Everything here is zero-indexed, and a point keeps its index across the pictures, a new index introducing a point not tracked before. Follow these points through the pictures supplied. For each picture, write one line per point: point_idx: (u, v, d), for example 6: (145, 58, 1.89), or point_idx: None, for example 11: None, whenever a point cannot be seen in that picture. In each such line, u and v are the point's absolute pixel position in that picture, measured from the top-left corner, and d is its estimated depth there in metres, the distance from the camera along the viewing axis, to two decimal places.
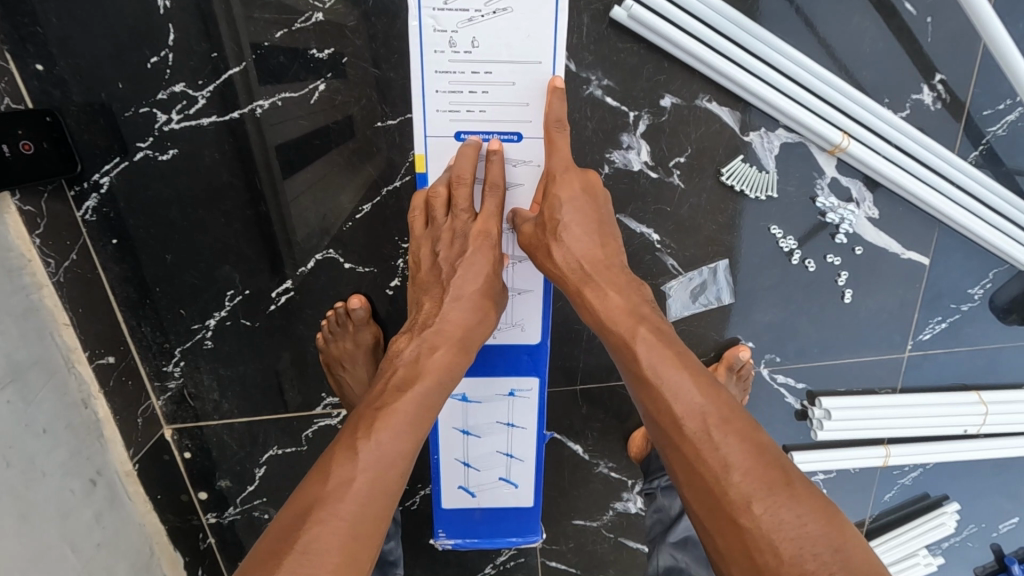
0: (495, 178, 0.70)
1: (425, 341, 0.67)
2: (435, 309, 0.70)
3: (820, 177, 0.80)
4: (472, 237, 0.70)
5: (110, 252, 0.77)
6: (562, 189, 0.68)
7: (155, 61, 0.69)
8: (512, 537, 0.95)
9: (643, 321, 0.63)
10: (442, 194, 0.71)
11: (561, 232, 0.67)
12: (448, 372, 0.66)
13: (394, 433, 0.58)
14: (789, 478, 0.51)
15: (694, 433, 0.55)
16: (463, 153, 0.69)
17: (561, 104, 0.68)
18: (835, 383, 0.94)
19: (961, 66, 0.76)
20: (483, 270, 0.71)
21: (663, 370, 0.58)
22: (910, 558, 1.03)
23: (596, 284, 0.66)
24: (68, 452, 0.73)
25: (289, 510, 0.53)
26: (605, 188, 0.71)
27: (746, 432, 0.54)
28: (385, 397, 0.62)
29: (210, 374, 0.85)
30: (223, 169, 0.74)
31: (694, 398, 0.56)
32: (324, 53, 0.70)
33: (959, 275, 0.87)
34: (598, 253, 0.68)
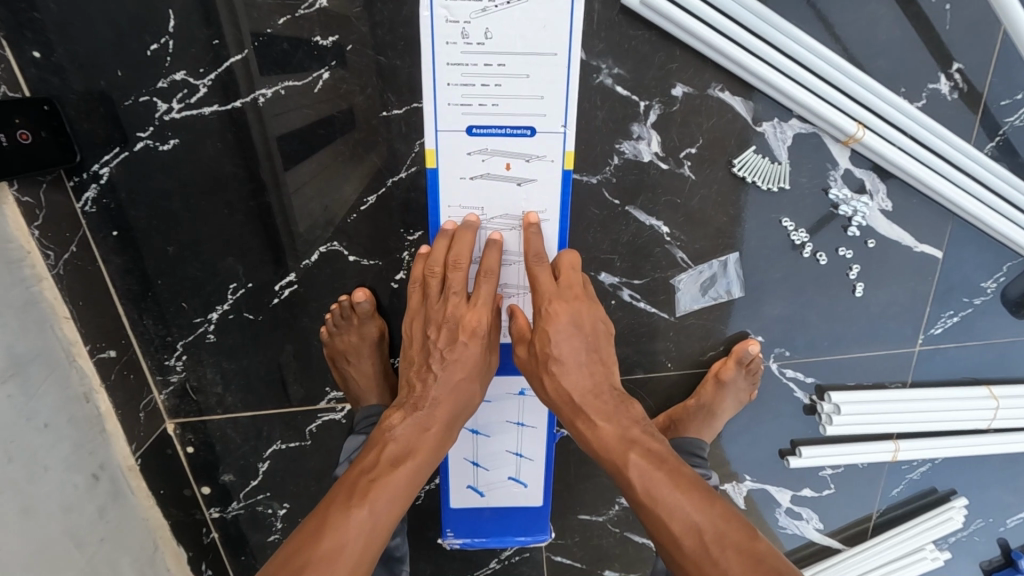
0: (490, 265, 0.74)
1: (417, 420, 0.72)
2: (425, 391, 0.74)
3: (833, 168, 0.78)
4: (463, 324, 0.74)
5: (111, 244, 0.76)
6: (551, 325, 0.72)
7: (155, 48, 0.67)
8: (521, 536, 0.95)
9: (633, 446, 0.67)
10: (437, 275, 0.74)
11: (554, 367, 0.72)
12: (434, 452, 0.73)
13: (386, 502, 0.66)
14: None
15: (694, 551, 0.60)
16: (461, 236, 0.73)
17: (538, 239, 0.74)
18: (844, 378, 0.93)
19: (979, 56, 0.74)
20: (472, 360, 0.75)
21: (658, 493, 0.63)
22: (916, 553, 1.01)
23: (586, 415, 0.71)
24: (71, 446, 0.72)
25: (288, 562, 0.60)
26: (599, 310, 0.75)
27: (743, 543, 0.58)
28: (379, 468, 0.68)
29: (213, 368, 0.84)
30: (226, 160, 0.73)
31: (689, 516, 0.61)
32: (328, 41, 0.68)
33: (972, 268, 0.86)
34: (588, 382, 0.72)
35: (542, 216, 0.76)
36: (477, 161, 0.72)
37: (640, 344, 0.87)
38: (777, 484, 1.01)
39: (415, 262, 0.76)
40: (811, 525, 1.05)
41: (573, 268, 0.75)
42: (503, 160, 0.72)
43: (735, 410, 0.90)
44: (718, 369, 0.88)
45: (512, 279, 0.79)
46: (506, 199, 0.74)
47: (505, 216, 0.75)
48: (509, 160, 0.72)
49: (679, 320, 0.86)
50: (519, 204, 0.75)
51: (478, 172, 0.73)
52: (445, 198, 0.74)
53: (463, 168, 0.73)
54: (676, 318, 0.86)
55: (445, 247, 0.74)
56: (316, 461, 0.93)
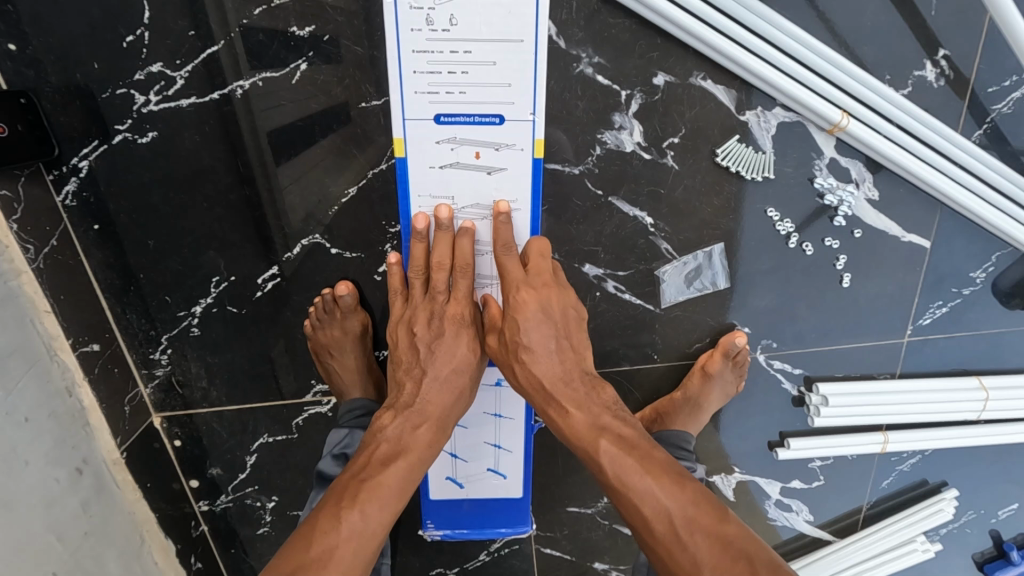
0: (464, 262, 0.74)
1: (409, 420, 0.72)
2: (415, 391, 0.74)
3: (818, 157, 0.77)
4: (447, 319, 0.75)
5: (92, 238, 0.76)
6: (520, 314, 0.72)
7: (131, 40, 0.67)
8: (502, 528, 0.95)
9: (604, 432, 0.67)
10: (420, 276, 0.76)
11: (524, 355, 0.72)
12: (428, 450, 0.72)
13: (379, 504, 0.65)
14: (754, 563, 0.56)
15: (664, 536, 0.60)
16: (441, 239, 0.74)
17: (507, 228, 0.74)
18: (833, 369, 0.92)
19: (966, 41, 0.73)
20: (459, 355, 0.75)
21: (629, 479, 0.63)
22: (906, 545, 1.01)
23: (557, 402, 0.70)
24: (52, 441, 0.72)
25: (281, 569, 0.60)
26: (570, 297, 0.75)
27: (711, 526, 0.59)
28: (369, 469, 0.68)
29: (198, 362, 0.84)
30: (205, 153, 0.73)
31: (660, 502, 0.61)
32: (305, 31, 0.67)
33: (961, 258, 0.85)
34: (558, 369, 0.72)
35: (514, 205, 0.75)
36: (446, 150, 0.72)
37: (627, 336, 0.87)
38: (766, 476, 1.00)
39: (391, 274, 0.78)
40: (801, 517, 1.04)
41: (541, 258, 0.75)
42: (472, 147, 0.71)
43: (722, 403, 0.89)
44: (704, 361, 0.87)
45: (484, 270, 0.79)
46: (477, 187, 0.74)
47: (476, 205, 0.75)
48: (478, 148, 0.72)
49: (665, 312, 0.86)
50: (489, 193, 0.74)
51: (448, 161, 0.72)
52: (415, 188, 0.73)
53: (432, 158, 0.72)
54: (662, 310, 0.85)
55: (423, 251, 0.75)
56: (303, 454, 0.93)
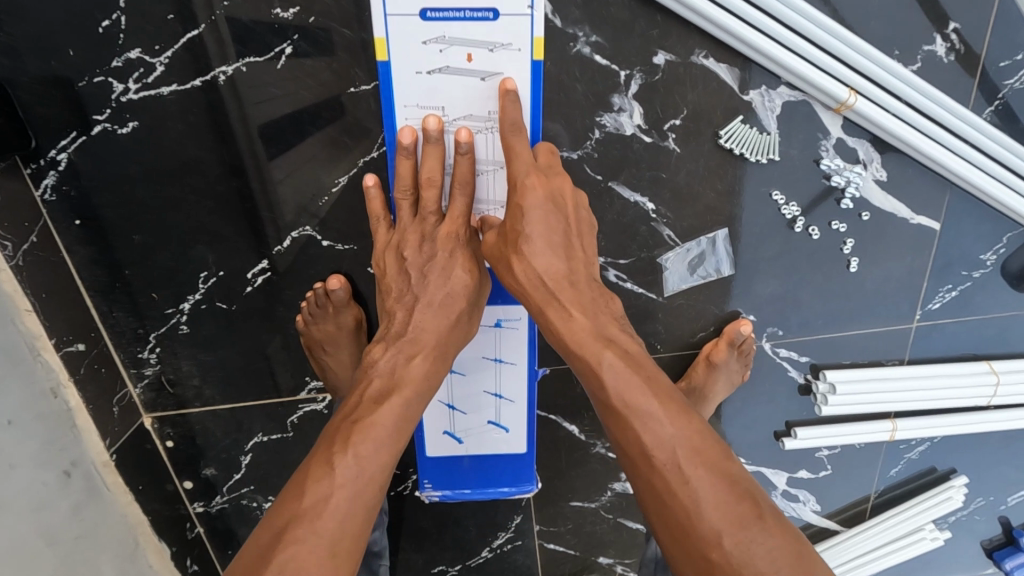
0: (464, 175, 0.67)
1: (402, 351, 0.66)
2: (407, 318, 0.68)
3: (825, 138, 0.75)
4: (442, 240, 0.69)
5: (74, 234, 0.73)
6: (523, 199, 0.64)
7: (107, 25, 0.64)
8: (503, 486, 0.91)
9: (608, 344, 0.59)
10: (409, 193, 0.69)
11: (523, 246, 0.64)
12: (425, 383, 0.65)
13: (375, 445, 0.57)
14: (759, 508, 0.50)
15: (664, 467, 0.53)
16: (430, 152, 0.66)
17: (515, 109, 0.64)
18: (839, 356, 0.90)
19: (978, 14, 0.70)
20: (454, 280, 0.69)
21: (632, 399, 0.55)
22: (915, 533, 0.99)
23: (560, 303, 0.62)
24: (39, 444, 0.70)
25: (266, 528, 0.53)
26: (581, 195, 0.67)
27: (717, 462, 0.52)
28: (361, 408, 0.61)
29: (188, 360, 0.82)
30: (189, 143, 0.70)
31: (665, 429, 0.54)
32: (289, 12, 0.64)
33: (971, 240, 0.83)
34: (563, 266, 0.64)
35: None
36: (434, 53, 0.63)
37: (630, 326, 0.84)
38: (772, 467, 0.99)
39: (370, 199, 0.70)
40: (808, 507, 1.02)
41: (550, 153, 0.67)
42: (463, 54, 0.63)
43: (728, 393, 0.87)
44: (708, 351, 0.85)
45: (484, 193, 0.71)
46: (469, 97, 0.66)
47: (469, 117, 0.67)
48: (470, 50, 0.63)
49: (668, 301, 0.83)
50: (483, 101, 0.66)
51: (436, 67, 0.64)
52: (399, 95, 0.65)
53: (417, 61, 0.64)
54: (665, 298, 0.83)
55: (410, 168, 0.68)
56: (299, 452, 0.90)
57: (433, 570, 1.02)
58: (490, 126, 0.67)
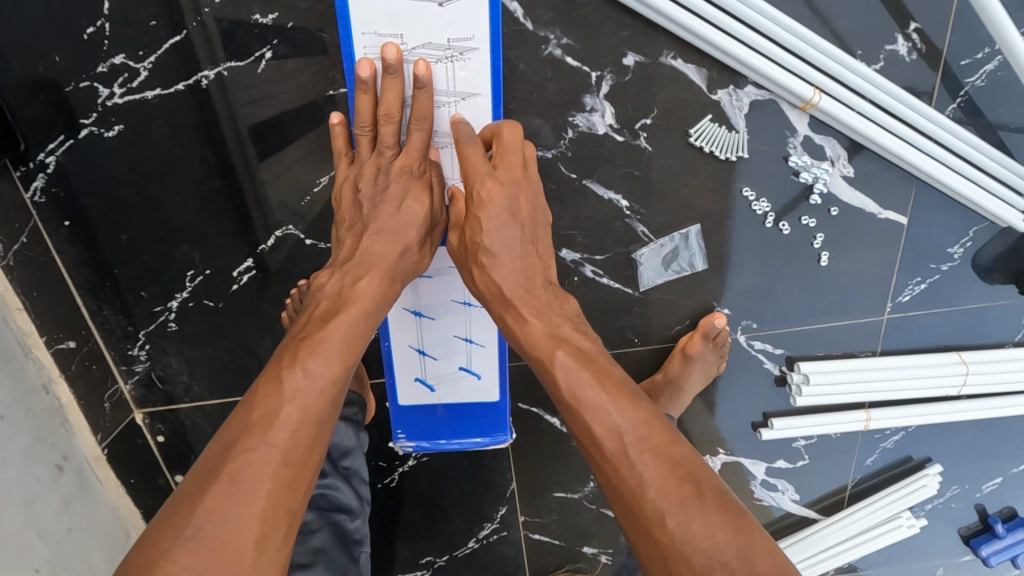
0: (423, 111, 0.65)
1: (351, 273, 0.64)
2: (356, 244, 0.66)
3: (792, 136, 0.77)
4: (395, 171, 0.67)
5: (63, 235, 0.75)
6: (482, 213, 0.65)
7: (92, 31, 0.66)
8: (477, 437, 0.87)
9: (562, 343, 0.60)
10: (367, 128, 0.67)
11: (483, 259, 0.65)
12: (378, 302, 0.64)
13: (324, 360, 0.56)
14: (701, 488, 0.50)
15: (612, 454, 0.53)
16: (389, 86, 0.63)
17: (468, 129, 0.66)
18: (813, 348, 0.92)
19: (938, 13, 0.72)
20: (406, 203, 0.66)
21: (581, 392, 0.56)
22: (891, 521, 1.01)
23: (516, 310, 0.64)
24: (30, 438, 0.72)
25: (216, 442, 0.50)
26: (539, 201, 0.69)
27: (662, 448, 0.52)
28: (311, 328, 0.59)
29: (177, 357, 0.84)
30: (173, 145, 0.72)
31: (612, 419, 0.53)
32: (268, 18, 0.67)
33: (939, 233, 0.85)
34: (522, 275, 0.66)
35: (472, 94, 0.66)
36: None
37: (608, 320, 0.86)
38: (751, 457, 1.01)
39: (334, 136, 0.69)
40: (787, 497, 1.05)
41: (511, 132, 0.65)
42: (422, 19, 0.61)
43: (703, 384, 0.89)
44: (685, 343, 0.87)
45: (444, 124, 0.68)
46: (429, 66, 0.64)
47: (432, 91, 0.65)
48: None
49: (644, 295, 0.85)
50: (444, 27, 0.61)
51: (395, 32, 0.61)
52: (358, 57, 0.63)
53: (374, 19, 0.61)
54: (641, 293, 0.85)
55: (370, 103, 0.65)
56: None
57: (421, 561, 1.04)
58: (453, 99, 0.66)
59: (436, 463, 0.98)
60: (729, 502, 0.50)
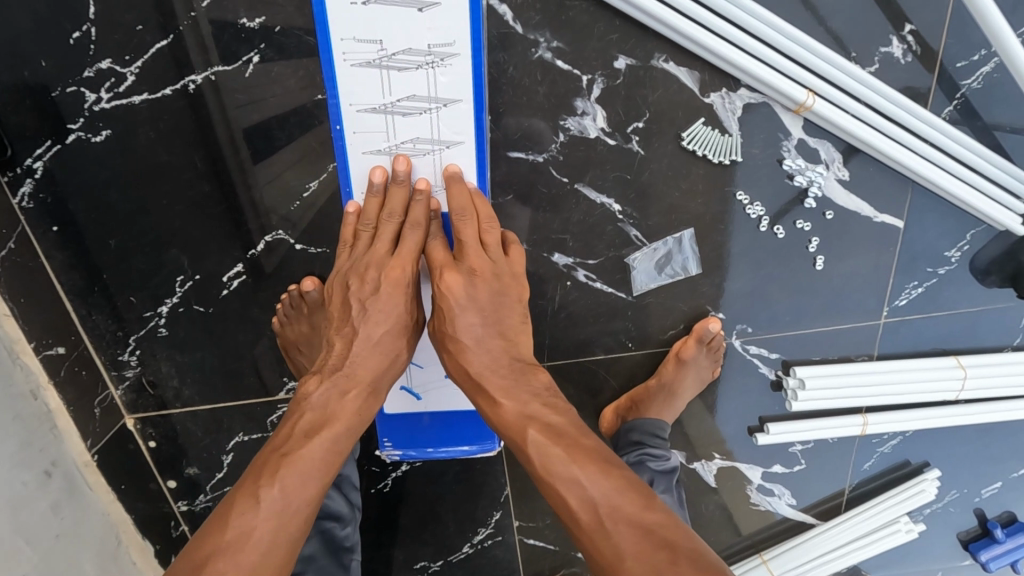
0: (418, 216, 0.68)
1: (336, 385, 0.64)
2: (345, 351, 0.66)
3: (786, 138, 0.76)
4: (384, 276, 0.66)
5: (52, 240, 0.75)
6: (445, 306, 0.66)
7: (78, 36, 0.66)
8: (465, 445, 0.88)
9: (531, 422, 0.61)
10: (368, 230, 0.69)
11: (452, 347, 0.67)
12: (358, 418, 0.64)
13: (300, 479, 0.57)
14: (676, 551, 0.51)
15: (589, 527, 0.55)
16: (394, 192, 0.68)
17: (460, 188, 0.68)
18: (809, 352, 0.91)
19: (931, 15, 0.72)
20: (396, 313, 0.67)
21: (554, 467, 0.58)
22: (889, 526, 1.00)
23: (486, 393, 0.65)
24: (17, 444, 0.71)
25: (189, 558, 0.52)
26: (508, 282, 0.69)
27: (635, 514, 0.54)
28: (291, 442, 0.60)
29: (167, 362, 0.84)
30: (161, 150, 0.71)
31: (585, 492, 0.56)
32: (255, 22, 0.66)
33: (935, 236, 0.84)
34: (489, 358, 0.66)
35: (454, 99, 0.66)
36: None
37: (601, 324, 0.86)
38: (748, 461, 1.00)
39: (347, 224, 0.70)
40: (783, 501, 1.04)
41: (464, 202, 0.68)
42: (400, 24, 0.61)
43: (698, 389, 0.88)
44: (678, 347, 0.86)
45: (424, 131, 0.67)
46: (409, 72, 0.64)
47: (412, 98, 0.65)
48: None
49: (637, 299, 0.85)
50: (422, 32, 0.62)
51: (374, 38, 0.61)
52: (337, 64, 0.63)
53: (352, 25, 0.61)
54: (634, 297, 0.84)
55: (376, 206, 0.69)
56: None
57: (416, 566, 1.04)
58: (435, 106, 0.66)
59: (430, 468, 0.97)
60: (706, 560, 0.51)
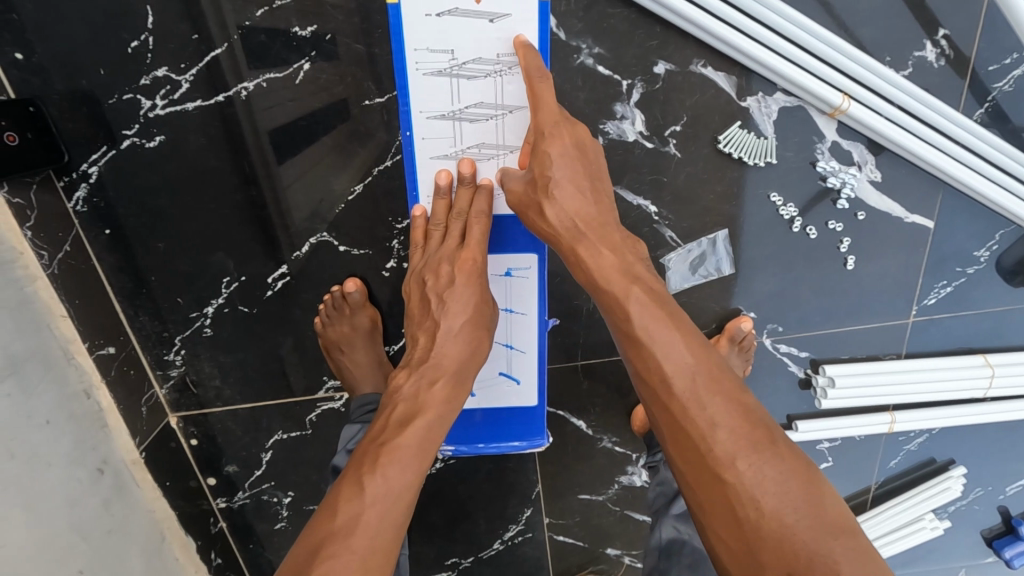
0: (479, 206, 0.71)
1: (423, 377, 0.66)
2: (429, 344, 0.69)
3: (820, 141, 0.78)
4: (458, 265, 0.70)
5: (103, 243, 0.77)
6: (549, 146, 0.64)
7: (135, 45, 0.68)
8: (515, 441, 0.89)
9: (636, 281, 0.59)
10: (440, 228, 0.73)
11: (552, 189, 0.64)
12: (447, 407, 0.65)
13: (401, 465, 0.58)
14: (774, 437, 0.50)
15: (681, 392, 0.53)
16: (461, 194, 0.72)
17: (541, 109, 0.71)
18: (838, 351, 0.92)
19: (965, 20, 0.73)
20: (472, 303, 0.70)
21: (654, 329, 0.55)
22: (915, 523, 1.02)
23: (590, 241, 0.63)
24: (72, 442, 0.74)
25: (301, 546, 0.53)
26: (599, 146, 0.68)
27: (734, 392, 0.52)
28: (387, 432, 0.62)
29: (211, 361, 0.86)
30: (212, 155, 0.73)
31: (682, 357, 0.54)
32: (307, 31, 0.68)
33: (964, 237, 0.86)
34: (591, 208, 0.64)
35: (519, 107, 0.69)
36: None
37: None
38: None
39: (415, 228, 0.74)
40: None
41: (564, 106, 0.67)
42: (472, 36, 0.65)
43: None
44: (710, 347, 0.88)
45: (489, 137, 0.70)
46: (478, 80, 0.67)
47: (479, 105, 0.68)
48: None
49: None
50: (492, 45, 0.65)
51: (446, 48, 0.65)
52: (410, 72, 0.66)
53: (427, 36, 0.64)
54: None
55: (445, 207, 0.73)
56: (317, 450, 0.94)
57: (446, 562, 1.05)
58: (500, 113, 0.69)
59: (462, 466, 0.98)
60: (799, 456, 0.50)
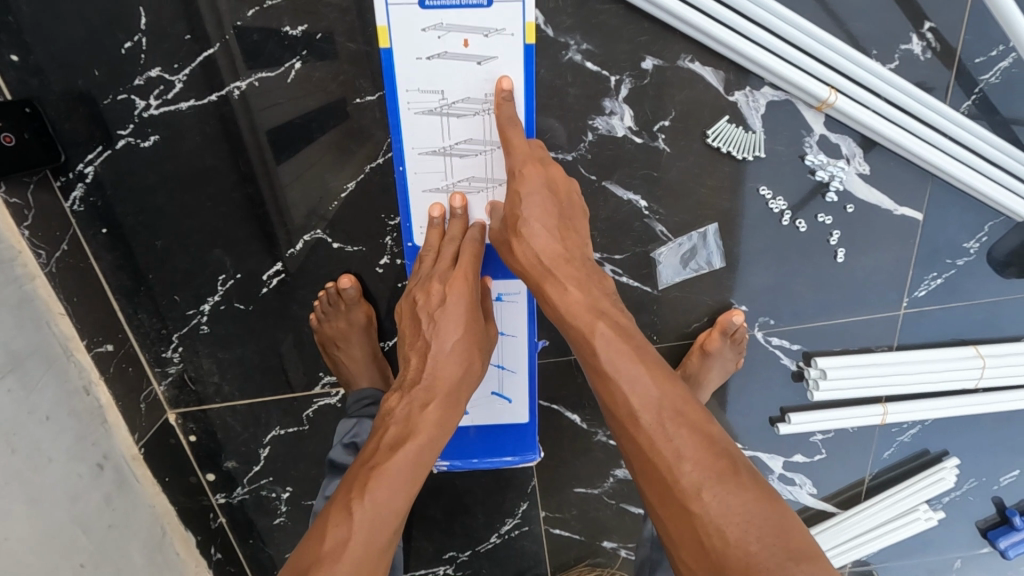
0: (471, 236, 0.76)
1: (415, 399, 0.68)
2: (420, 366, 0.71)
3: (809, 135, 0.79)
4: (449, 287, 0.73)
5: (101, 241, 0.78)
6: (522, 186, 0.69)
7: (129, 46, 0.69)
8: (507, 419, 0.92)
9: (603, 316, 0.62)
10: (432, 253, 0.76)
11: (522, 229, 0.69)
12: (438, 429, 0.66)
13: (389, 489, 0.59)
14: (737, 466, 0.52)
15: (649, 425, 0.55)
16: (454, 226, 0.77)
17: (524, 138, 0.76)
18: (830, 343, 0.93)
19: (951, 13, 0.74)
20: (461, 325, 0.73)
21: (620, 363, 0.58)
22: (908, 514, 1.02)
23: (557, 279, 0.67)
24: (73, 437, 0.75)
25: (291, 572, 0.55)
26: (573, 182, 0.72)
27: (698, 423, 0.54)
28: (377, 455, 0.63)
29: (209, 358, 0.87)
30: (207, 153, 0.74)
31: (648, 389, 0.56)
32: (298, 30, 0.69)
33: (954, 229, 0.86)
34: (559, 246, 0.69)
35: None
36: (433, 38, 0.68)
37: None
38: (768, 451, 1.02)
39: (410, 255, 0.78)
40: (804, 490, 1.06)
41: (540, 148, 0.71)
42: (462, 78, 0.70)
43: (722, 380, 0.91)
44: (703, 340, 0.88)
45: (479, 133, 0.74)
46: (467, 118, 0.73)
47: (468, 100, 0.71)
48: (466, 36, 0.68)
49: (663, 293, 0.87)
50: (481, 84, 0.71)
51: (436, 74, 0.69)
52: (403, 112, 0.71)
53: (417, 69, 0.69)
54: (659, 291, 0.87)
55: (438, 235, 0.77)
56: (314, 445, 0.95)
57: (444, 555, 1.07)
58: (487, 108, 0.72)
59: None
60: (760, 482, 0.52)
